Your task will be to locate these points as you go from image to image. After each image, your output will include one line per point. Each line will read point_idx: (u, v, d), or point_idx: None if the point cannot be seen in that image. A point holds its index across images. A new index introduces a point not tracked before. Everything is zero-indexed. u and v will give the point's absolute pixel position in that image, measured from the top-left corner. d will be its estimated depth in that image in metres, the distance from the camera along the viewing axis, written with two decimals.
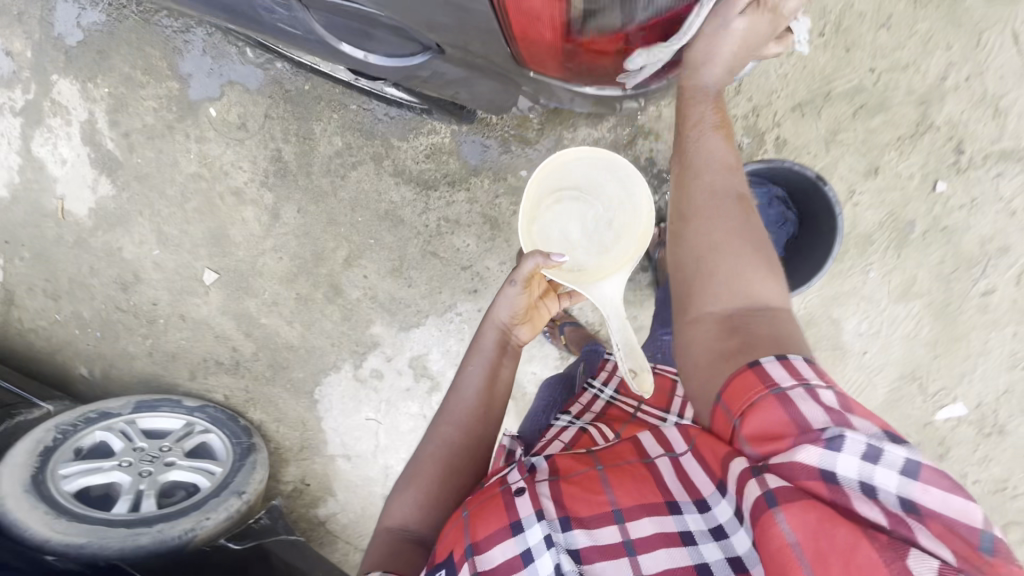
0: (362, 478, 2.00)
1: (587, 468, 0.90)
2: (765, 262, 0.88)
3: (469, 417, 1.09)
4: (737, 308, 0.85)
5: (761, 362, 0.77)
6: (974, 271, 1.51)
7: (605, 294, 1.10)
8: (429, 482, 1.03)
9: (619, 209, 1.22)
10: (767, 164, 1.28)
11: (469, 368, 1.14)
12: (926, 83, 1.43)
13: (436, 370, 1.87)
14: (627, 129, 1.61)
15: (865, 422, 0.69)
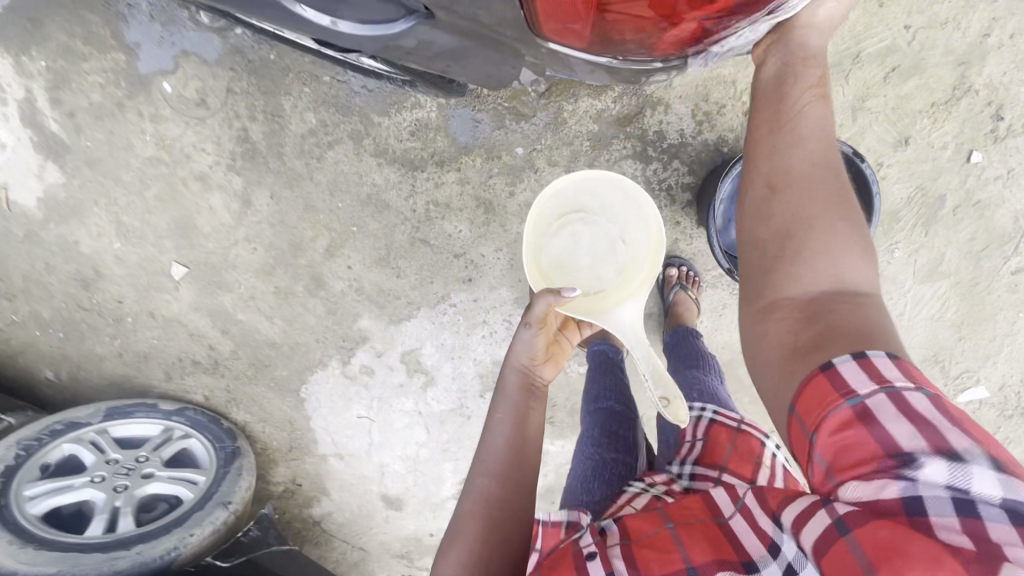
0: (356, 477, 1.90)
1: (657, 528, 0.84)
2: (852, 243, 0.82)
3: (503, 465, 1.00)
4: (820, 291, 0.80)
5: (834, 363, 0.70)
6: (1006, 248, 1.41)
7: (624, 320, 1.07)
8: (469, 543, 0.93)
9: (627, 226, 1.17)
10: None
11: (497, 413, 1.06)
12: (966, 42, 1.30)
13: (431, 364, 1.75)
14: (633, 99, 1.45)
15: (961, 436, 0.61)
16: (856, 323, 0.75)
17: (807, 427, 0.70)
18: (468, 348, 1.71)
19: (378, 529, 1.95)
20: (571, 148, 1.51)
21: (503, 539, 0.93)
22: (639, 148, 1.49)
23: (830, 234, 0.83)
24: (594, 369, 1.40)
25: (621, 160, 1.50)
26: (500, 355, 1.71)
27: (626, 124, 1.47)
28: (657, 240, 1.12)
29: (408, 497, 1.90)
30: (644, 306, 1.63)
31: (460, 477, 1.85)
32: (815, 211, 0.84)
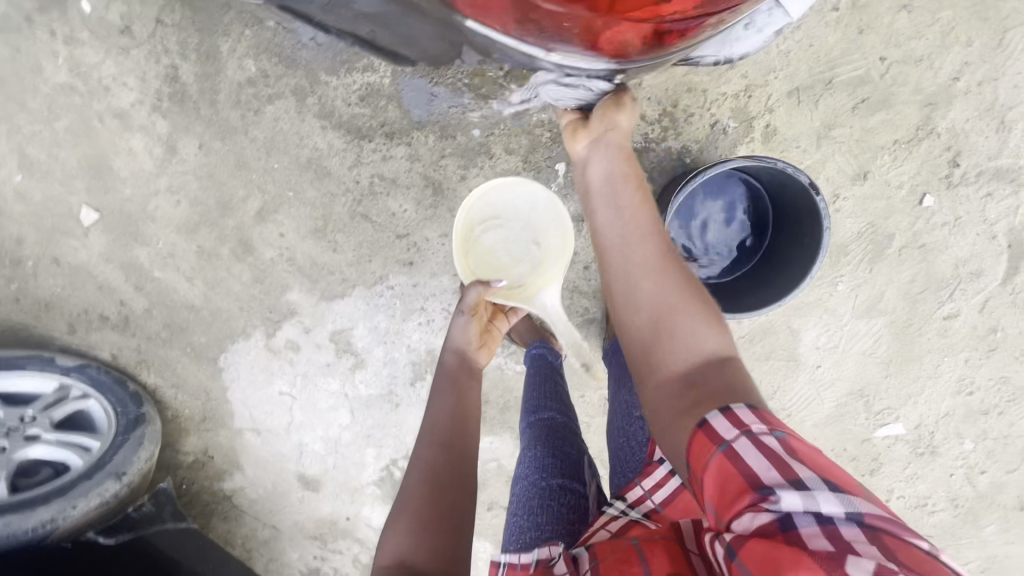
0: (273, 454, 1.81)
1: (624, 547, 0.76)
2: (701, 313, 0.91)
3: (449, 431, 1.01)
4: (693, 366, 0.85)
5: (707, 419, 0.73)
6: (942, 292, 1.43)
7: (544, 303, 1.17)
8: (414, 501, 0.90)
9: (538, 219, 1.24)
10: (753, 160, 1.12)
11: (441, 390, 1.12)
12: (936, 83, 1.28)
13: (362, 347, 1.65)
14: None
15: (806, 463, 0.63)
16: (723, 385, 0.80)
17: (696, 482, 0.71)
18: (403, 334, 1.63)
19: (291, 509, 1.87)
20: (531, 137, 1.42)
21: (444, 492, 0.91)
22: None
23: (685, 309, 0.91)
24: (532, 378, 1.31)
25: None
26: (435, 345, 1.63)
27: None
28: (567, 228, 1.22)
29: (326, 480, 1.82)
30: (589, 311, 1.57)
31: (383, 465, 1.78)
32: (663, 289, 0.94)
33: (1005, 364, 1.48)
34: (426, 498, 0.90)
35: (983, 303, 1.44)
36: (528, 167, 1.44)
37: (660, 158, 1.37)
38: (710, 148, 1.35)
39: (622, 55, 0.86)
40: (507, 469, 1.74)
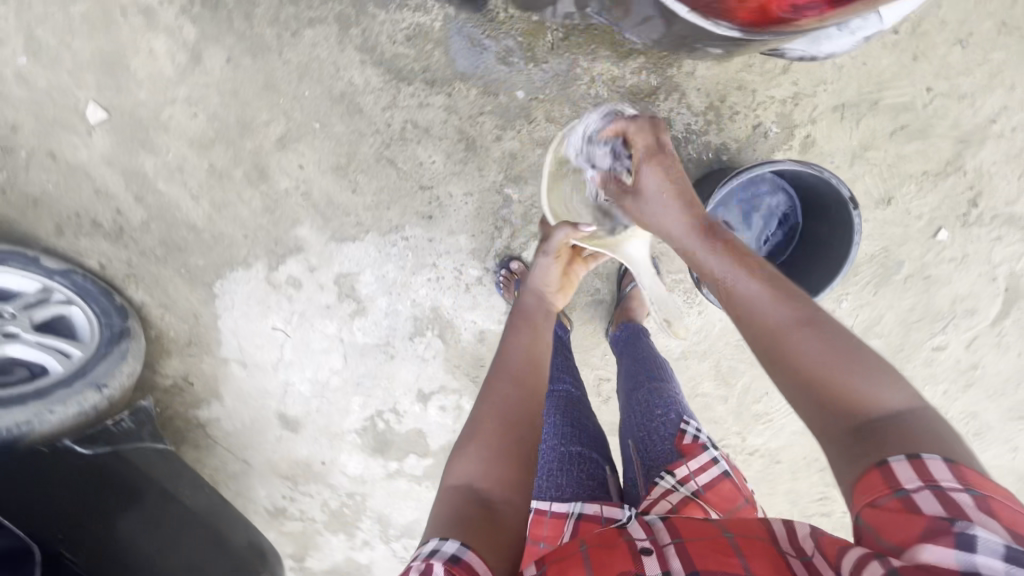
0: (256, 389, 1.78)
1: (715, 533, 0.75)
2: (840, 344, 0.76)
3: (525, 370, 0.95)
4: (860, 414, 0.71)
5: (889, 460, 0.65)
6: (936, 324, 1.49)
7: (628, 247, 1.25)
8: (490, 433, 0.84)
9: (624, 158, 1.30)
10: (804, 166, 1.13)
11: (517, 326, 1.06)
12: (974, 122, 1.31)
13: (366, 294, 1.63)
14: (653, 76, 1.34)
15: (999, 528, 0.57)
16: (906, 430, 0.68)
17: (858, 516, 0.66)
18: (410, 288, 1.61)
19: (267, 446, 1.86)
20: (575, 108, 1.39)
21: (523, 430, 0.86)
22: None
23: (822, 345, 0.76)
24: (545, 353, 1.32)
25: None
26: (441, 303, 1.62)
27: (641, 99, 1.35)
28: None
29: (307, 421, 1.80)
30: (599, 292, 1.57)
31: (367, 415, 1.77)
32: (783, 331, 0.80)
33: (977, 401, 1.57)
34: (504, 433, 0.84)
35: (970, 340, 1.51)
36: None
37: (699, 151, 1.37)
38: (749, 150, 1.36)
39: (760, 26, 0.80)
40: None
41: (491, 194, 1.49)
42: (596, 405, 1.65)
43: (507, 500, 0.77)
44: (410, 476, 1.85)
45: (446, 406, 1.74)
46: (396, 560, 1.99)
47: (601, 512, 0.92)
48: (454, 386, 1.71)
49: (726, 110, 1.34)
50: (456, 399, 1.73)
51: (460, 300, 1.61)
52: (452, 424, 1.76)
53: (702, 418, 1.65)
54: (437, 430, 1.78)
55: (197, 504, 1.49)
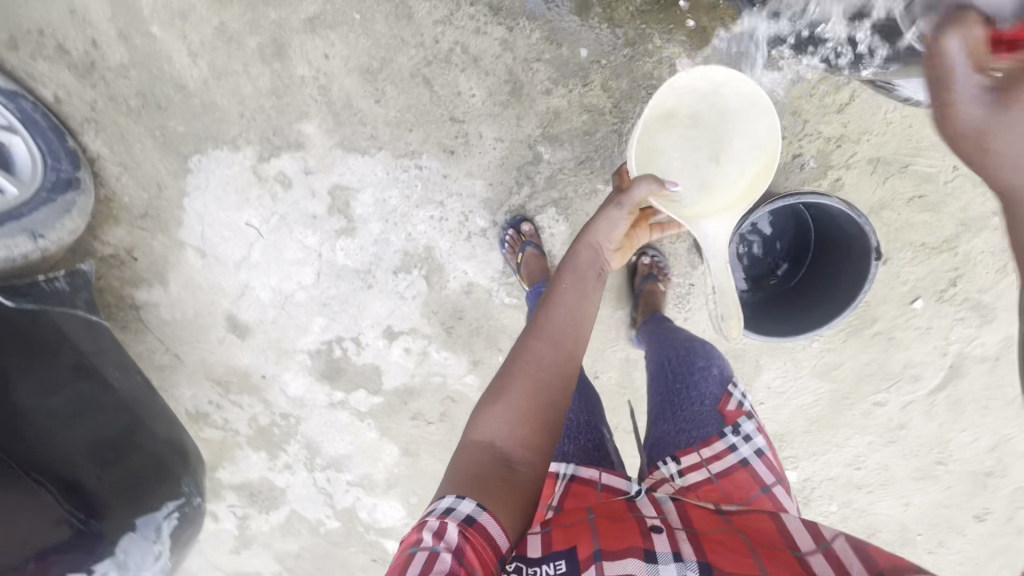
0: (210, 283, 1.62)
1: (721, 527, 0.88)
2: None
3: (564, 333, 0.94)
4: None
5: None
6: (883, 382, 1.62)
7: (709, 234, 1.11)
8: (518, 406, 0.88)
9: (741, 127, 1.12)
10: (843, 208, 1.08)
11: (564, 285, 0.98)
12: (980, 210, 1.39)
13: (360, 215, 1.52)
14: None
15: None
16: None
17: None
18: (409, 221, 1.51)
19: (205, 346, 1.71)
20: (634, 84, 1.34)
21: (547, 408, 0.89)
22: None
23: None
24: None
25: None
26: (436, 244, 1.53)
27: None
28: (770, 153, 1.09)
29: (258, 330, 1.68)
30: None
31: (326, 339, 1.67)
32: None
33: (896, 458, 1.72)
34: (530, 408, 0.88)
35: (907, 404, 1.64)
36: (615, 114, 1.37)
37: None
38: (781, 176, 1.39)
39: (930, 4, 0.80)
40: (448, 389, 1.72)
41: (521, 147, 1.42)
42: None
43: (526, 465, 0.86)
44: (353, 410, 1.77)
45: (410, 350, 1.67)
46: (314, 490, 1.92)
47: (597, 478, 0.98)
48: (425, 332, 1.64)
49: None
50: (423, 345, 1.66)
51: (457, 247, 1.54)
52: (412, 369, 1.69)
53: None
54: (394, 372, 1.70)
55: (117, 378, 1.36)
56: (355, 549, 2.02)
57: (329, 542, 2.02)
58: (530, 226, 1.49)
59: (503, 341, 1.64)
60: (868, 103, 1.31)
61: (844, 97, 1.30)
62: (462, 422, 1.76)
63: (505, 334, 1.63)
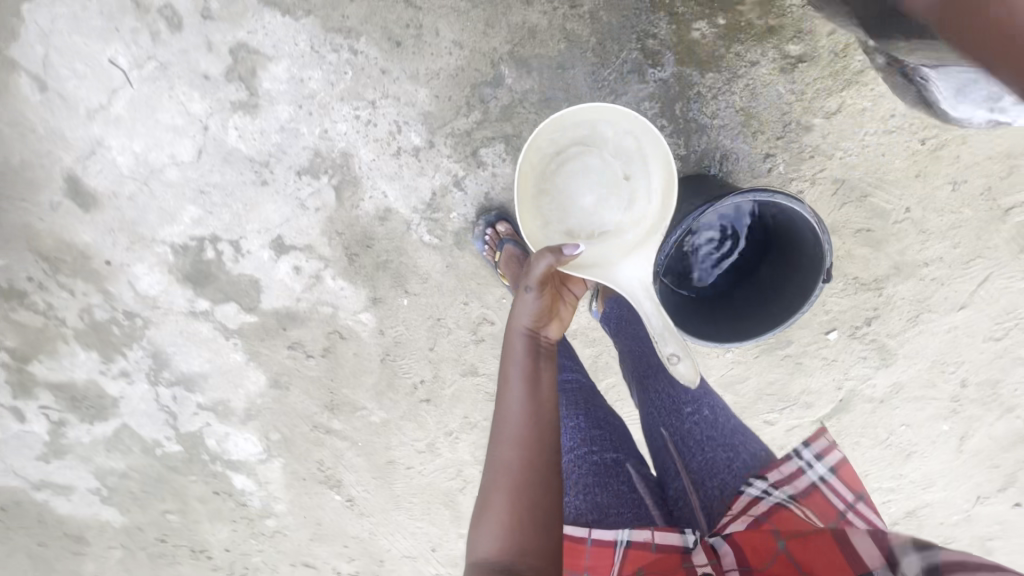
0: (49, 127, 1.26)
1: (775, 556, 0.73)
2: None
3: (521, 427, 0.83)
4: None
5: None
6: (780, 404, 1.63)
7: (629, 276, 0.96)
8: (493, 526, 0.77)
9: (634, 161, 1.04)
10: (816, 219, 0.99)
11: (506, 387, 0.86)
12: (914, 256, 1.39)
13: (266, 91, 1.22)
14: (714, 43, 1.17)
15: None
16: None
17: None
18: (327, 114, 1.24)
19: (32, 208, 1.35)
20: (625, 22, 1.16)
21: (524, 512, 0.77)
22: (672, 92, 1.20)
23: None
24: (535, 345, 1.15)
25: (641, 92, 1.20)
26: (355, 151, 1.27)
27: (697, 52, 1.18)
28: (665, 172, 0.99)
29: (106, 204, 1.33)
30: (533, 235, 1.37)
31: (196, 234, 1.36)
32: None
33: None
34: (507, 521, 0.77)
35: (794, 429, 1.67)
36: (597, 53, 1.18)
37: (711, 147, 1.25)
38: (749, 174, 1.27)
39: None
40: (337, 323, 1.49)
41: (481, 61, 1.20)
42: (466, 341, 1.51)
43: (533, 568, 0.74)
44: (218, 324, 1.49)
45: (300, 270, 1.41)
46: (154, 407, 1.63)
47: (652, 538, 0.83)
48: (322, 253, 1.39)
49: (753, 123, 1.23)
50: (318, 268, 1.41)
51: (381, 162, 1.28)
52: (299, 292, 1.44)
53: None
54: (276, 291, 1.44)
55: None
56: (195, 477, 1.77)
57: (165, 466, 1.75)
58: (507, 226, 1.31)
59: (412, 284, 1.43)
60: (849, 118, 1.23)
61: (830, 105, 1.22)
62: (346, 363, 1.55)
63: (416, 277, 1.42)
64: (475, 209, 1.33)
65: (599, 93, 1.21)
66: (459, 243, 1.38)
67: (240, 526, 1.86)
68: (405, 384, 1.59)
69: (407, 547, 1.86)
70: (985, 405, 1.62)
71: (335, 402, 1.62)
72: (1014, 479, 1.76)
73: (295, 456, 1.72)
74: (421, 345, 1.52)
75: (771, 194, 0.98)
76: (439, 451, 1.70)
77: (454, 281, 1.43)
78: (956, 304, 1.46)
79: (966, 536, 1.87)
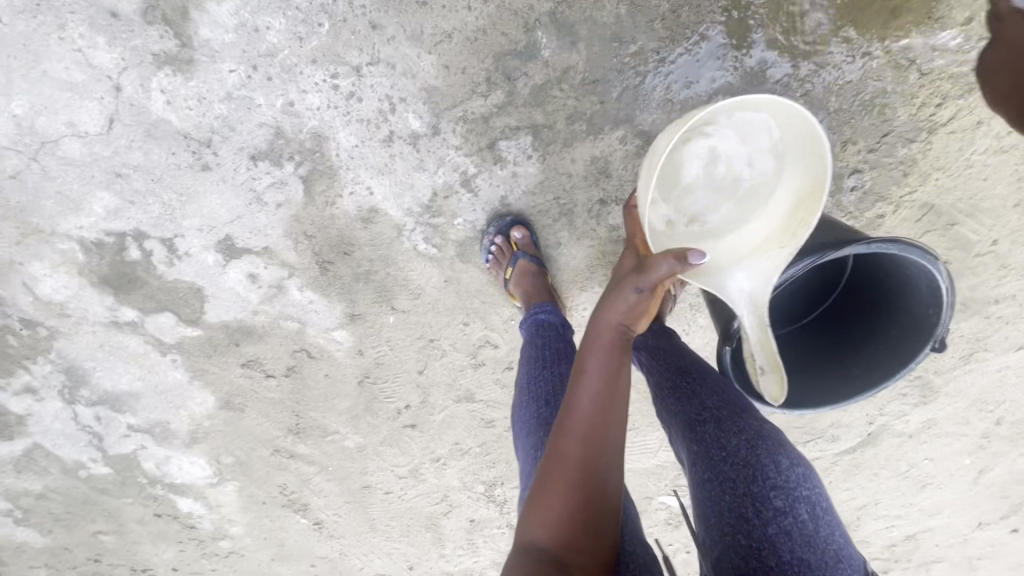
0: None
1: None
2: None
3: (594, 414, 0.68)
4: None
5: None
6: (803, 436, 1.49)
7: (738, 284, 0.76)
8: (549, 516, 0.63)
9: (770, 150, 0.79)
10: (948, 281, 0.79)
11: (583, 372, 0.71)
12: (984, 294, 1.22)
13: (204, 41, 0.87)
14: (820, 24, 0.90)
15: None
16: None
17: None
18: (293, 80, 0.90)
19: None
20: None
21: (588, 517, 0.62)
22: (755, 85, 0.93)
23: None
24: (530, 373, 0.90)
25: (716, 82, 0.92)
26: (332, 134, 0.95)
27: (793, 34, 0.90)
28: (812, 176, 0.74)
29: None
30: (557, 249, 1.10)
31: (113, 228, 1.03)
32: None
33: None
34: (566, 515, 0.62)
35: (813, 459, 1.53)
36: (666, 25, 0.89)
37: None
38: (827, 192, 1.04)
39: None
40: (305, 340, 1.21)
41: (509, 22, 0.88)
42: (462, 365, 1.27)
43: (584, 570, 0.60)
44: (149, 338, 1.18)
45: (257, 278, 1.10)
46: (73, 427, 1.32)
47: None
48: (285, 259, 1.08)
49: (844, 130, 0.99)
50: (279, 276, 1.10)
51: (366, 150, 0.97)
52: (255, 304, 1.14)
53: None
54: (225, 301, 1.13)
55: None
56: (128, 500, 1.48)
57: (91, 489, 1.45)
58: (524, 235, 1.04)
59: (400, 300, 1.16)
60: (959, 133, 0.99)
61: (942, 114, 0.97)
62: (315, 384, 1.28)
63: (406, 291, 1.15)
64: (487, 214, 1.05)
65: (663, 78, 0.92)
66: (463, 255, 1.10)
67: (189, 547, 1.56)
68: (386, 408, 1.34)
69: (381, 566, 1.61)
70: (1013, 442, 1.51)
71: (301, 425, 1.36)
72: (1020, 509, 1.64)
73: (252, 480, 1.46)
74: (408, 367, 1.27)
75: (905, 246, 0.75)
76: (422, 477, 1.47)
77: (453, 297, 1.16)
78: (1014, 345, 1.31)
79: (956, 556, 1.74)
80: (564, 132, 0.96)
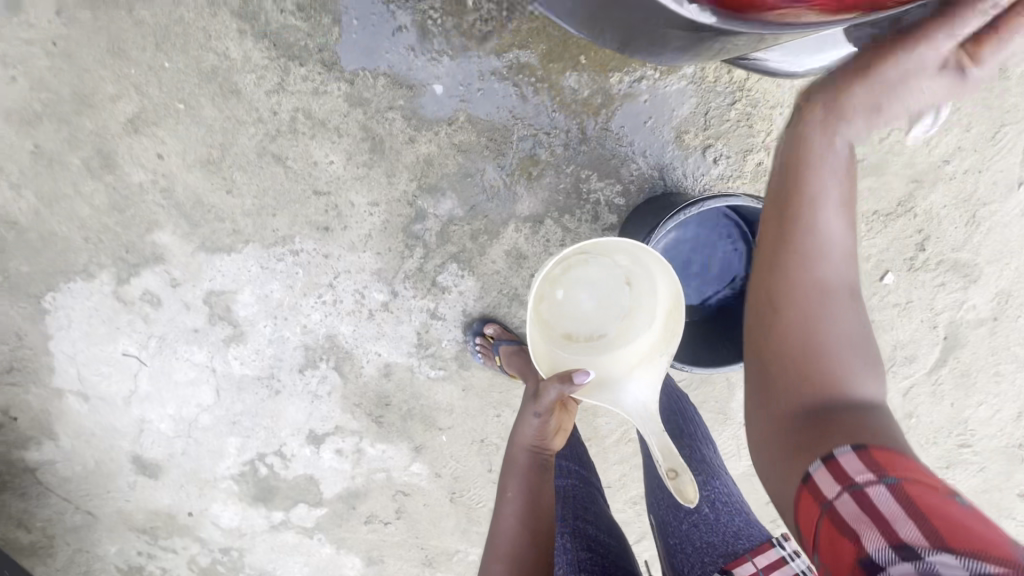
0: (102, 426, 1.45)
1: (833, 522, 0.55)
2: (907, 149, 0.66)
3: (517, 523, 0.80)
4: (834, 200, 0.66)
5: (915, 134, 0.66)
6: None
7: (633, 397, 0.85)
8: None
9: (636, 268, 0.92)
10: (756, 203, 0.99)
11: (510, 488, 0.84)
12: (927, 160, 1.23)
13: (244, 318, 1.35)
14: (594, 80, 1.16)
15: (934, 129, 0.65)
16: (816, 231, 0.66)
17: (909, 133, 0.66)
18: (300, 312, 1.34)
19: (116, 494, 1.52)
20: (502, 110, 1.19)
21: None
22: (576, 143, 1.20)
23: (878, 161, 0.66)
24: None
25: (549, 160, 1.21)
26: (338, 331, 1.35)
27: (581, 98, 1.17)
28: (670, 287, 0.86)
29: (170, 466, 1.48)
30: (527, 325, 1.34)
31: (246, 459, 1.47)
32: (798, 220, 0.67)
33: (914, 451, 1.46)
34: None
35: (907, 390, 1.40)
36: (493, 148, 1.21)
37: (643, 171, 1.21)
38: (694, 175, 1.21)
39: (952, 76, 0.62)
40: (396, 483, 1.51)
41: (399, 206, 1.26)
42: None
43: None
44: (298, 529, 1.56)
45: (342, 451, 1.47)
46: None
47: None
48: (352, 428, 1.44)
49: (671, 130, 1.19)
50: (355, 442, 1.46)
51: (361, 329, 1.34)
52: (351, 471, 1.49)
53: (631, 464, 1.46)
54: (331, 478, 1.50)
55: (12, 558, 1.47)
56: None
57: None
58: (496, 327, 1.30)
59: (442, 420, 1.44)
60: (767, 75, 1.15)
61: (738, 73, 1.15)
62: (421, 516, 1.55)
63: (442, 411, 1.43)
64: (461, 328, 1.34)
65: (514, 178, 1.22)
66: (463, 364, 1.38)
67: None
68: (484, 513, 1.54)
69: None
70: None
71: (429, 556, 1.59)
72: None
73: None
74: (479, 471, 1.50)
75: (699, 204, 0.99)
76: None
77: (478, 399, 1.43)
78: (1012, 182, 1.23)
79: None
80: (474, 248, 1.27)
